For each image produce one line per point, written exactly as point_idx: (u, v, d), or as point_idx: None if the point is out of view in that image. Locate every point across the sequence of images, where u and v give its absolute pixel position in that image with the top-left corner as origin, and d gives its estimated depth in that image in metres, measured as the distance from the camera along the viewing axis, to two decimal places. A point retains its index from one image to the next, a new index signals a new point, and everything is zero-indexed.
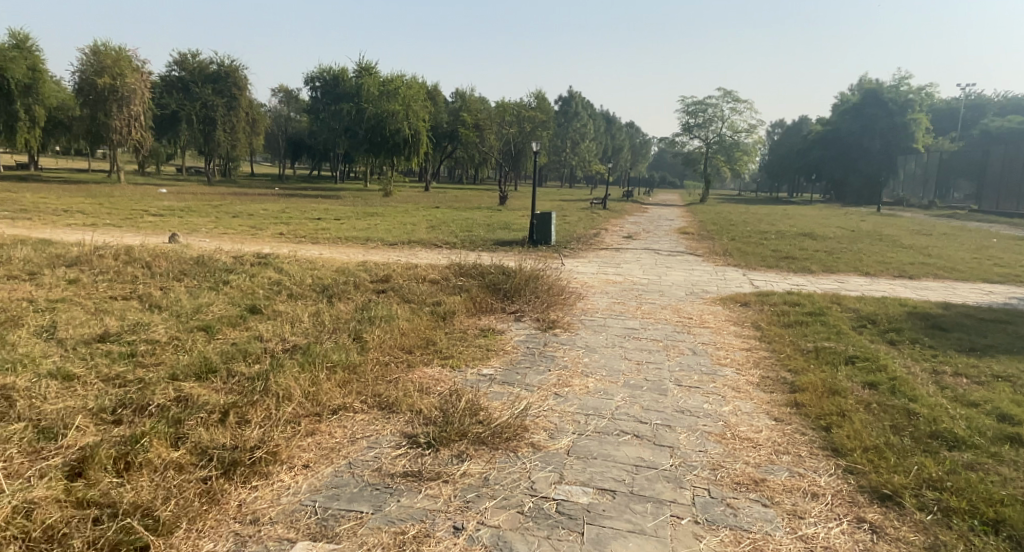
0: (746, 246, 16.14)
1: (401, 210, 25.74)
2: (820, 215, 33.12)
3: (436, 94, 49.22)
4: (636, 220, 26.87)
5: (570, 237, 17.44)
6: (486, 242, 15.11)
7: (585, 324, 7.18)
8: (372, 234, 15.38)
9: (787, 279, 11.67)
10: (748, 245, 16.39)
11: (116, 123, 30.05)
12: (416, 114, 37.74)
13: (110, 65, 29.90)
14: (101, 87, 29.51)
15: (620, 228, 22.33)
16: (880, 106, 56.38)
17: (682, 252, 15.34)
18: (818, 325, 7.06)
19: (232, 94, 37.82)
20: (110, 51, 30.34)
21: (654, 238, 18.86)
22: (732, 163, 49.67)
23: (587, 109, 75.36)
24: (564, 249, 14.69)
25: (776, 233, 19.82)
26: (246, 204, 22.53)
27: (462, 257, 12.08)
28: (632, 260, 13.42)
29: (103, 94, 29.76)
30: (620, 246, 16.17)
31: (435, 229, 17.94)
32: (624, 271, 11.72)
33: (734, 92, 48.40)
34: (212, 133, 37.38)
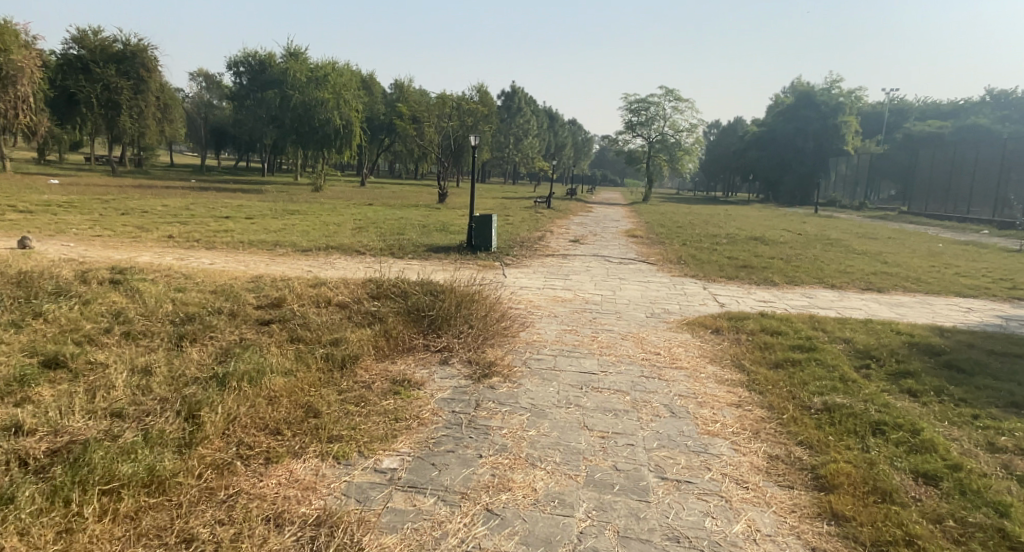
0: (700, 253, 14.98)
1: (328, 208, 23.70)
2: (764, 216, 32.66)
3: (371, 84, 46.84)
4: (580, 221, 25.66)
5: (511, 241, 15.91)
6: (418, 248, 13.46)
7: (530, 367, 5.62)
8: (287, 238, 13.50)
9: (752, 293, 10.46)
10: (702, 251, 15.22)
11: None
12: (348, 103, 35.50)
13: None
14: None
15: (564, 231, 20.95)
16: (813, 108, 57.38)
17: (634, 259, 14.04)
18: (817, 364, 5.72)
19: (139, 76, 34.67)
20: None
21: (601, 243, 17.57)
22: (674, 163, 49.53)
23: (530, 106, 74.14)
24: (504, 257, 13.14)
25: (726, 237, 18.78)
26: (147, 199, 20.06)
27: (386, 269, 10.36)
28: (580, 271, 12.00)
29: None
30: (566, 252, 14.74)
31: (361, 231, 16.13)
32: (573, 286, 10.27)
33: (676, 91, 48.02)
34: (117, 118, 34.14)
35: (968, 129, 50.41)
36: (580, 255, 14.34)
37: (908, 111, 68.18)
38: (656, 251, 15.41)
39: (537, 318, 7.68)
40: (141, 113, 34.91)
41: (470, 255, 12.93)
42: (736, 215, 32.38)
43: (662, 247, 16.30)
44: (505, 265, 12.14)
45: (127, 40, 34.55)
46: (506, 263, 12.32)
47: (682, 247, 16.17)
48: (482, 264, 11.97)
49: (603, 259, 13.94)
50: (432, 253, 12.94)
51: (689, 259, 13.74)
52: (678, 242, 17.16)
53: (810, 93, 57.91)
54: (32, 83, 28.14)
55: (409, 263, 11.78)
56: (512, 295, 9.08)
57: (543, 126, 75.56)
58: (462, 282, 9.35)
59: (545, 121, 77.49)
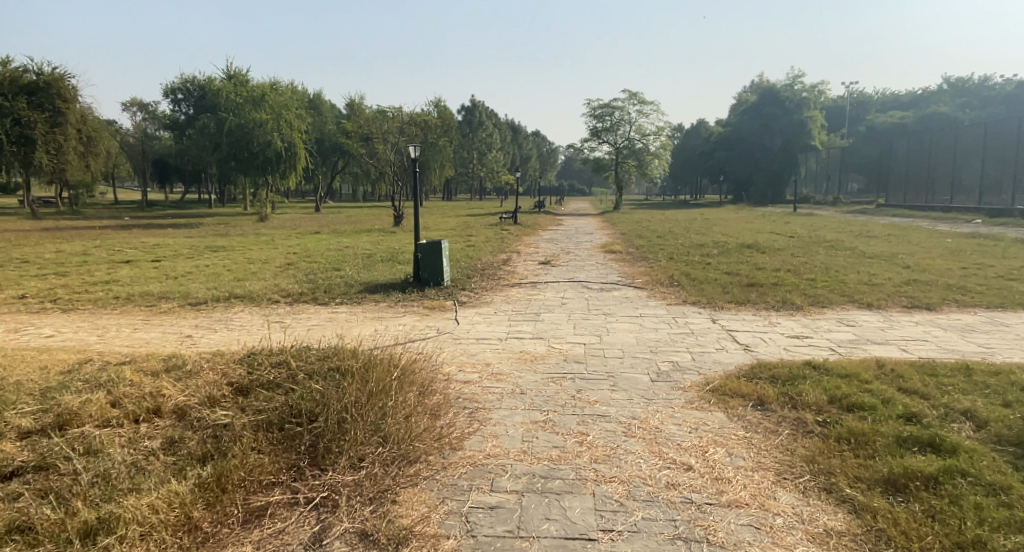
0: (692, 268, 12.70)
1: (266, 240, 21.19)
2: (743, 218, 30.70)
3: (319, 103, 44.18)
4: (550, 236, 23.34)
5: (469, 268, 13.45)
6: (353, 286, 10.97)
7: (474, 536, 3.15)
8: (186, 286, 10.93)
9: (777, 324, 8.12)
10: (693, 267, 12.92)
11: None
12: (289, 123, 32.99)
13: None
14: None
15: (534, 250, 18.51)
16: (777, 105, 55.83)
17: (616, 284, 11.66)
18: (971, 489, 3.33)
19: (55, 108, 33.64)
20: None
21: (575, 263, 15.22)
22: (643, 167, 47.61)
23: (491, 119, 72.14)
24: (458, 291, 10.70)
25: (715, 247, 16.50)
26: (47, 247, 17.47)
27: (297, 333, 7.80)
28: (554, 305, 9.60)
29: None
30: (536, 279, 12.34)
31: (289, 267, 13.61)
32: (547, 331, 7.86)
33: (639, 93, 46.23)
34: (31, 154, 32.62)
35: (931, 118, 49.41)
36: (552, 282, 11.95)
37: (869, 103, 67.49)
38: (642, 271, 13.08)
39: (497, 403, 5.19)
40: (58, 148, 33.78)
41: (415, 292, 10.47)
42: (713, 219, 30.44)
43: (645, 265, 13.99)
44: (459, 306, 9.69)
45: (40, 70, 33.58)
46: (461, 303, 9.86)
47: (670, 263, 13.88)
48: (428, 308, 9.50)
49: (580, 286, 11.55)
50: (367, 293, 10.42)
51: (683, 279, 11.45)
52: (664, 258, 14.90)
53: (773, 89, 56.42)
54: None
55: (333, 312, 9.24)
56: (461, 359, 6.56)
57: (505, 139, 73.76)
58: (391, 345, 6.83)
59: (508, 133, 75.68)
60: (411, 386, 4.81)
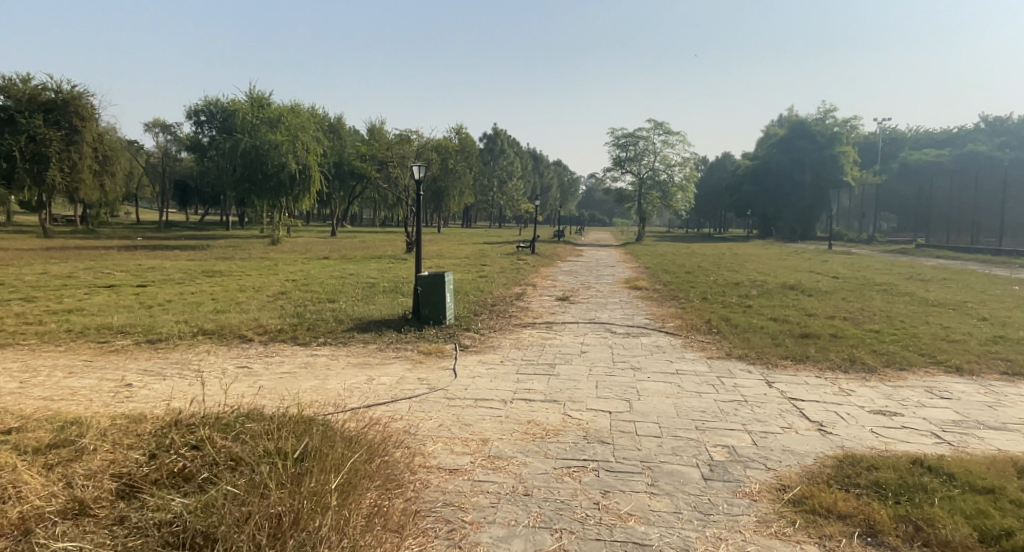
0: (732, 312, 11.16)
1: (268, 265, 20.08)
2: (775, 254, 29.02)
3: (339, 127, 43.53)
4: (569, 268, 21.91)
5: (478, 303, 12.04)
6: (342, 322, 9.62)
7: None
8: (156, 317, 9.70)
9: (851, 392, 6.54)
10: (732, 311, 11.38)
11: None
12: (305, 145, 32.19)
13: None
14: None
15: (551, 284, 17.08)
16: (808, 139, 54.12)
17: (644, 328, 10.15)
18: None
19: (72, 126, 33.42)
20: None
21: (597, 301, 13.75)
22: (667, 199, 46.20)
23: (514, 147, 71.38)
24: (460, 331, 9.28)
25: (752, 287, 14.90)
26: (34, 269, 16.52)
27: (259, 386, 6.41)
28: (572, 355, 8.12)
29: None
30: (552, 319, 10.89)
31: (280, 297, 12.34)
32: (566, 392, 6.35)
33: (665, 124, 44.99)
34: (44, 172, 32.37)
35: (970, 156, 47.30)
36: (571, 324, 10.48)
37: (901, 140, 65.47)
38: (673, 313, 11.58)
39: (489, 512, 3.72)
40: (73, 166, 33.50)
41: (412, 332, 9.07)
42: (742, 255, 28.77)
43: (675, 306, 12.49)
44: (461, 351, 8.25)
45: (58, 88, 33.49)
46: (464, 348, 8.42)
47: (705, 304, 12.36)
48: (424, 353, 8.07)
49: (603, 329, 10.07)
50: (357, 331, 9.04)
51: (724, 326, 9.92)
52: (696, 298, 13.38)
53: (803, 123, 54.75)
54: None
55: (313, 356, 7.85)
56: (453, 432, 5.09)
57: (526, 167, 72.96)
58: (367, 412, 5.42)
59: (529, 162, 74.92)
60: (361, 492, 3.49)
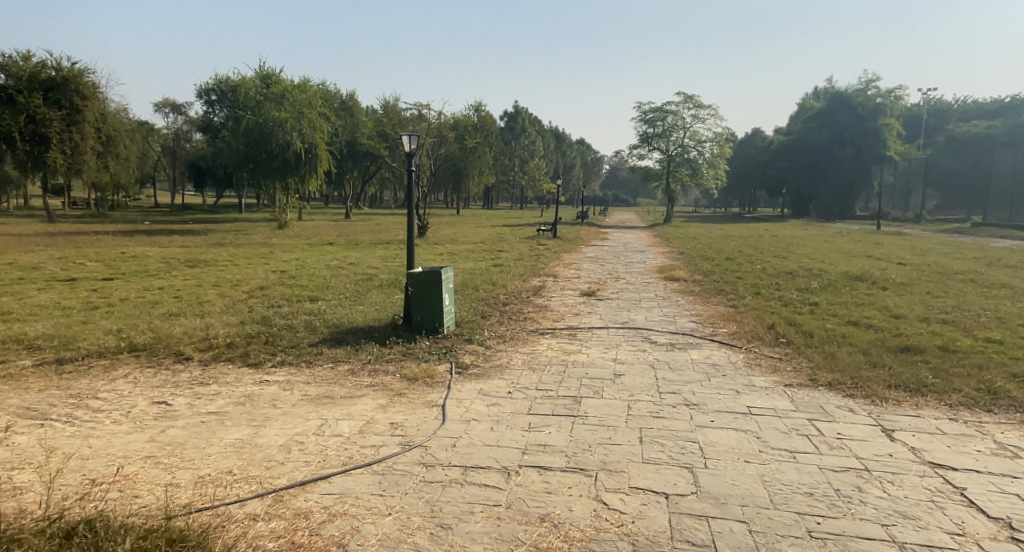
0: (802, 314, 9.02)
1: (263, 253, 18.28)
2: (819, 236, 26.55)
3: (352, 104, 41.58)
4: (593, 254, 19.78)
5: (486, 303, 10.05)
6: (313, 332, 7.67)
7: None
8: (89, 323, 7.86)
9: (1019, 452, 4.45)
10: (800, 312, 9.21)
11: None
12: (312, 123, 30.34)
13: None
14: None
15: (573, 274, 14.98)
16: (848, 111, 50.63)
17: (692, 336, 8.06)
18: None
19: (73, 105, 31.88)
20: None
21: (629, 297, 11.63)
22: (698, 177, 43.60)
23: (535, 125, 68.85)
24: (460, 344, 7.31)
25: (810, 278, 12.66)
26: (1, 259, 14.92)
27: (163, 443, 4.50)
28: (604, 383, 6.07)
29: None
30: (576, 324, 8.86)
31: (256, 295, 10.47)
32: (599, 455, 4.34)
33: (697, 96, 42.29)
34: (45, 153, 31.09)
35: None
36: (602, 332, 8.41)
37: (947, 112, 61.49)
38: (725, 314, 9.45)
39: None
40: (75, 147, 32.04)
41: (399, 346, 7.11)
42: (782, 237, 26.30)
43: (725, 305, 10.37)
44: (456, 375, 6.27)
45: (59, 66, 31.93)
46: (460, 371, 6.43)
47: (763, 302, 10.22)
48: (407, 379, 6.10)
49: (641, 338, 8.01)
50: (327, 345, 7.11)
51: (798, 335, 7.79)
52: (748, 293, 11.23)
53: (843, 94, 51.25)
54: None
55: (260, 385, 5.92)
56: None
57: (548, 146, 70.56)
58: (293, 512, 3.49)
59: (551, 141, 72.34)
60: None
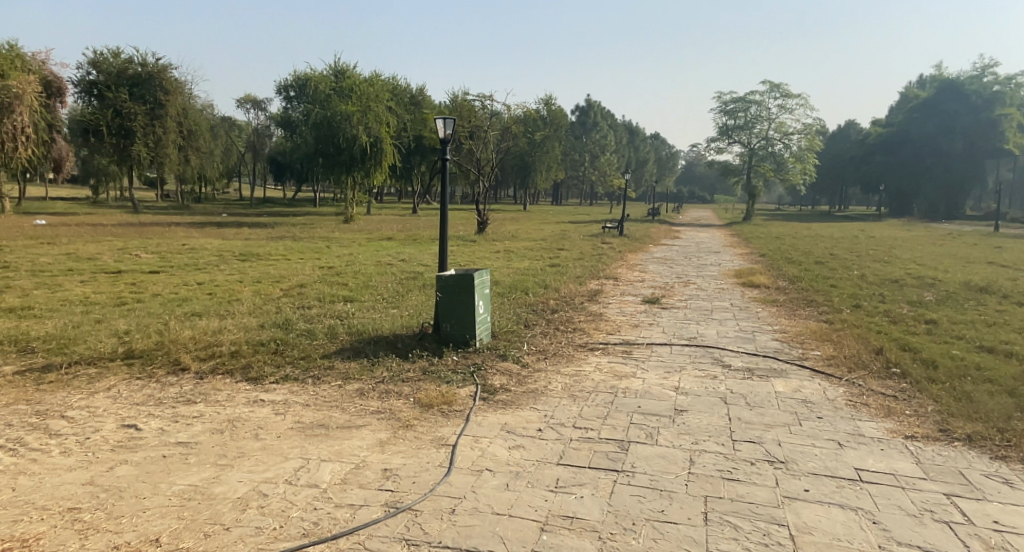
0: (917, 338, 7.42)
1: (317, 248, 17.83)
2: (920, 239, 23.96)
3: (422, 99, 41.36)
4: (662, 255, 18.32)
5: (534, 313, 9.05)
6: (331, 341, 6.77)
7: None
8: (101, 322, 7.30)
9: None
10: (912, 333, 7.66)
11: None
12: (378, 117, 30.08)
13: None
14: None
15: (638, 277, 13.65)
16: (960, 101, 46.12)
17: (776, 363, 6.72)
18: None
19: (157, 100, 32.77)
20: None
21: (700, 309, 10.22)
22: (783, 172, 40.78)
23: (609, 120, 66.94)
24: (494, 363, 6.32)
25: (918, 292, 10.93)
26: (65, 248, 15.02)
27: (99, 487, 3.64)
28: (662, 424, 4.84)
29: None
30: (634, 345, 7.63)
31: (291, 294, 9.82)
32: (647, 541, 3.15)
33: (783, 85, 39.55)
34: (130, 146, 32.22)
35: None
36: (665, 357, 7.13)
37: None
38: (817, 334, 7.94)
39: None
40: (158, 141, 32.98)
41: (421, 365, 6.11)
42: (878, 239, 23.86)
43: (817, 322, 8.82)
44: (481, 406, 5.19)
45: (145, 62, 32.66)
46: (487, 400, 5.35)
47: (864, 320, 8.62)
48: (421, 408, 5.07)
49: (712, 367, 6.69)
50: (341, 357, 6.18)
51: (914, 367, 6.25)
52: (843, 310, 9.61)
53: (954, 82, 46.74)
54: (31, 110, 26.77)
55: (250, 406, 5.02)
56: None
57: (621, 141, 68.60)
58: None
59: (624, 135, 70.27)
60: None
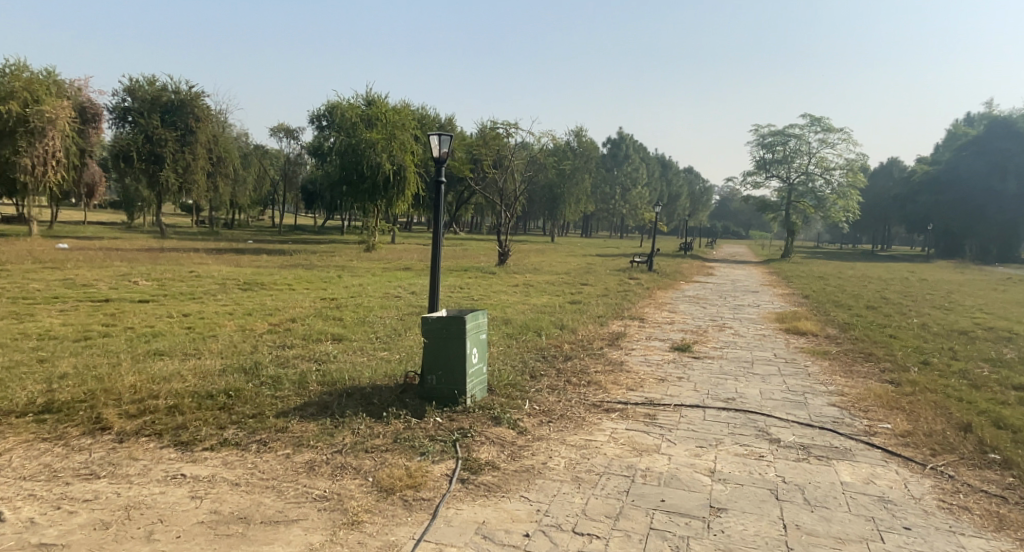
0: (1012, 416, 6.07)
1: (328, 277, 17.00)
2: (976, 282, 22.25)
3: (451, 129, 41.10)
4: (694, 293, 17.09)
5: (547, 364, 7.93)
6: (296, 394, 5.67)
7: None
8: (42, 362, 6.32)
9: None
10: (1005, 410, 6.34)
11: (25, 160, 25.25)
12: (404, 145, 29.54)
13: (21, 90, 25.08)
14: (4, 116, 24.45)
15: (668, 318, 12.41)
16: (1013, 140, 43.97)
17: (837, 445, 5.47)
18: None
19: (187, 127, 32.83)
20: (21, 73, 25.71)
21: (738, 361, 8.95)
22: (823, 209, 39.08)
23: (641, 153, 65.92)
24: (489, 433, 5.20)
25: (994, 352, 9.55)
26: (65, 273, 14.36)
27: None
28: (693, 535, 3.65)
29: (9, 125, 24.74)
30: (659, 409, 6.38)
31: (278, 331, 8.80)
32: None
33: (824, 119, 38.12)
34: (159, 172, 32.18)
35: None
36: (697, 428, 5.87)
37: None
38: (883, 404, 6.64)
39: None
40: (187, 167, 32.89)
41: (394, 432, 4.96)
42: (931, 282, 22.22)
43: (879, 387, 7.48)
44: (458, 493, 4.06)
45: (178, 89, 32.77)
46: (467, 485, 4.19)
47: (938, 390, 7.26)
48: (379, 494, 3.94)
49: (756, 446, 5.42)
50: (300, 417, 5.06)
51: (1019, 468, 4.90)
52: (908, 371, 8.25)
53: (1006, 120, 44.58)
54: (63, 136, 26.84)
55: (161, 485, 3.91)
56: None
57: (653, 175, 67.49)
58: None
59: (657, 169, 69.20)
60: None
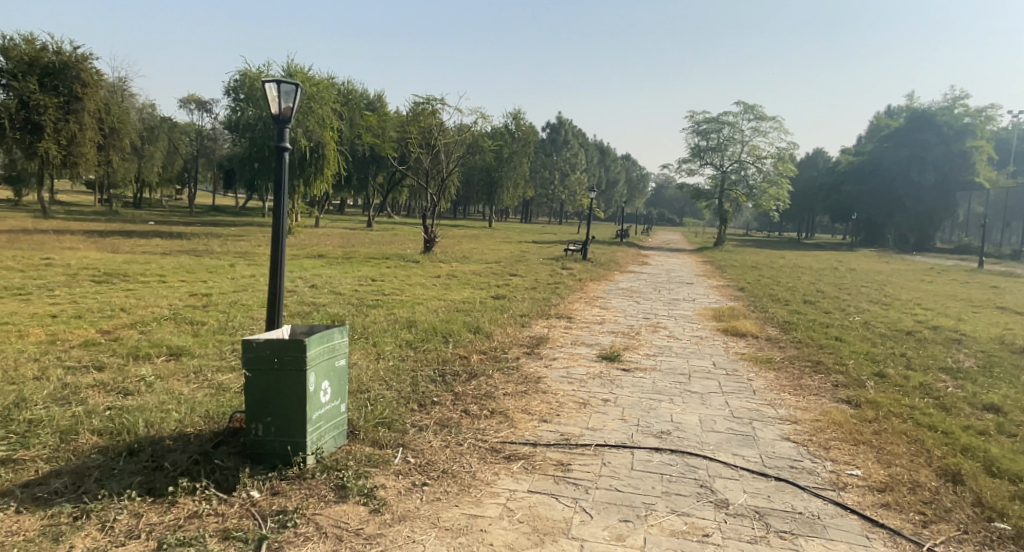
0: (1005, 460, 4.88)
1: (217, 266, 14.75)
2: (905, 273, 22.07)
3: (379, 105, 38.71)
4: (628, 285, 15.87)
5: (441, 385, 6.31)
6: (50, 456, 3.87)
7: None
8: None
9: None
10: (991, 447, 5.18)
11: None
12: (321, 119, 27.18)
13: None
14: None
15: (597, 317, 10.99)
16: (930, 131, 45.07)
17: (805, 514, 4.09)
18: None
19: (73, 93, 29.20)
20: None
21: (674, 373, 7.60)
22: (754, 198, 39.02)
23: (578, 138, 64.78)
24: (324, 514, 3.57)
25: (951, 360, 8.55)
26: None
27: None
28: None
29: None
30: (574, 453, 4.87)
31: (99, 344, 6.76)
32: None
33: (758, 107, 37.83)
34: (38, 143, 28.44)
35: None
36: (622, 485, 4.40)
37: None
38: (850, 442, 5.36)
39: None
40: (73, 138, 29.34)
41: (165, 528, 3.26)
42: (863, 272, 21.85)
43: (838, 412, 6.23)
44: None
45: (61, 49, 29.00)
46: None
47: (906, 417, 6.05)
48: None
49: (699, 517, 3.99)
50: (17, 509, 3.31)
51: None
52: (867, 387, 7.08)
53: (925, 113, 45.59)
54: None
55: None
56: None
57: (591, 160, 66.58)
58: None
59: (595, 155, 68.35)
60: None
